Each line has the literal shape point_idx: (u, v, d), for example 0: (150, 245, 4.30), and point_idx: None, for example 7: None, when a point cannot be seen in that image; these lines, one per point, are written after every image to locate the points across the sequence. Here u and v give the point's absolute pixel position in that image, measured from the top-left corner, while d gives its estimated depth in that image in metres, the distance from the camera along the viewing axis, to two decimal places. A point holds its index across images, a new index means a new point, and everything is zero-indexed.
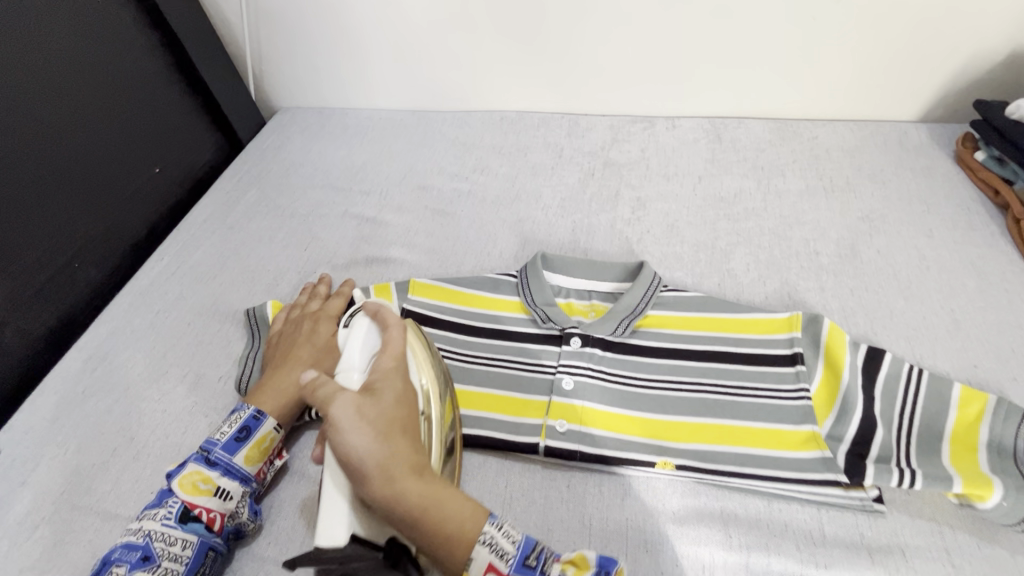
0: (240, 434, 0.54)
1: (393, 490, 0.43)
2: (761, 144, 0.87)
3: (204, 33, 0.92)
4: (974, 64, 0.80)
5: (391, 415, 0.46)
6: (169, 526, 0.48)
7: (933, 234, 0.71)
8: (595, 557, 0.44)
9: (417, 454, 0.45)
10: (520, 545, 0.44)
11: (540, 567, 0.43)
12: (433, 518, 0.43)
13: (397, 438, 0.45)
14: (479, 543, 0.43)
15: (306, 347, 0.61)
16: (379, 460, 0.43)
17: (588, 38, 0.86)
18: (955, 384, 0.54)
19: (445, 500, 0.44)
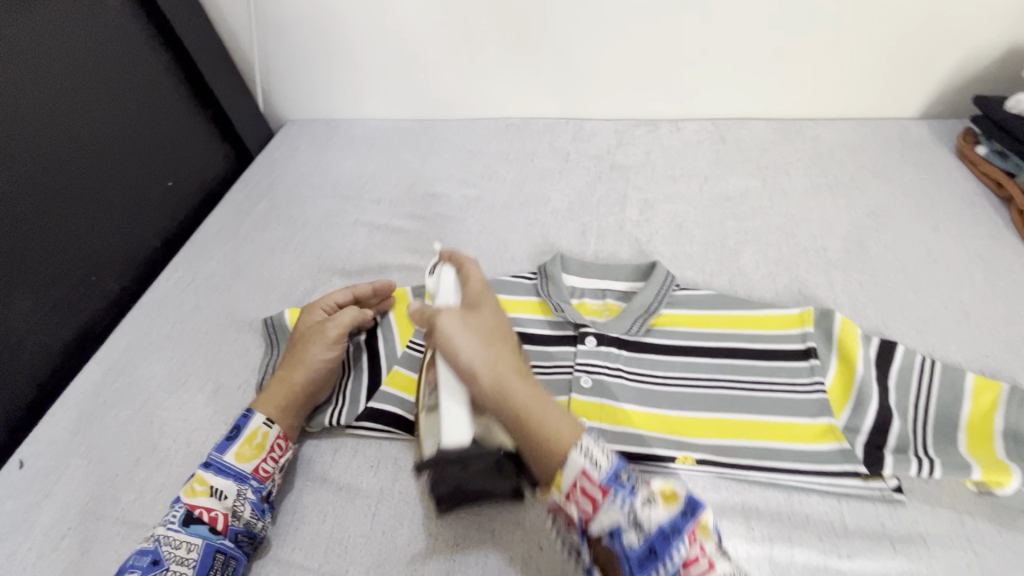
0: (232, 434, 0.56)
1: (503, 387, 0.47)
2: (764, 144, 0.88)
3: (214, 49, 0.93)
4: (972, 60, 0.81)
5: (490, 326, 0.52)
6: (173, 530, 0.50)
7: (938, 227, 0.72)
8: (685, 495, 0.41)
9: (517, 366, 0.50)
10: (611, 465, 0.43)
11: (631, 486, 0.42)
12: (536, 421, 0.45)
13: (496, 348, 0.50)
14: (575, 450, 0.43)
15: (298, 343, 0.62)
16: (491, 365, 0.48)
17: (591, 44, 0.88)
18: (967, 373, 0.55)
19: (540, 399, 0.47)
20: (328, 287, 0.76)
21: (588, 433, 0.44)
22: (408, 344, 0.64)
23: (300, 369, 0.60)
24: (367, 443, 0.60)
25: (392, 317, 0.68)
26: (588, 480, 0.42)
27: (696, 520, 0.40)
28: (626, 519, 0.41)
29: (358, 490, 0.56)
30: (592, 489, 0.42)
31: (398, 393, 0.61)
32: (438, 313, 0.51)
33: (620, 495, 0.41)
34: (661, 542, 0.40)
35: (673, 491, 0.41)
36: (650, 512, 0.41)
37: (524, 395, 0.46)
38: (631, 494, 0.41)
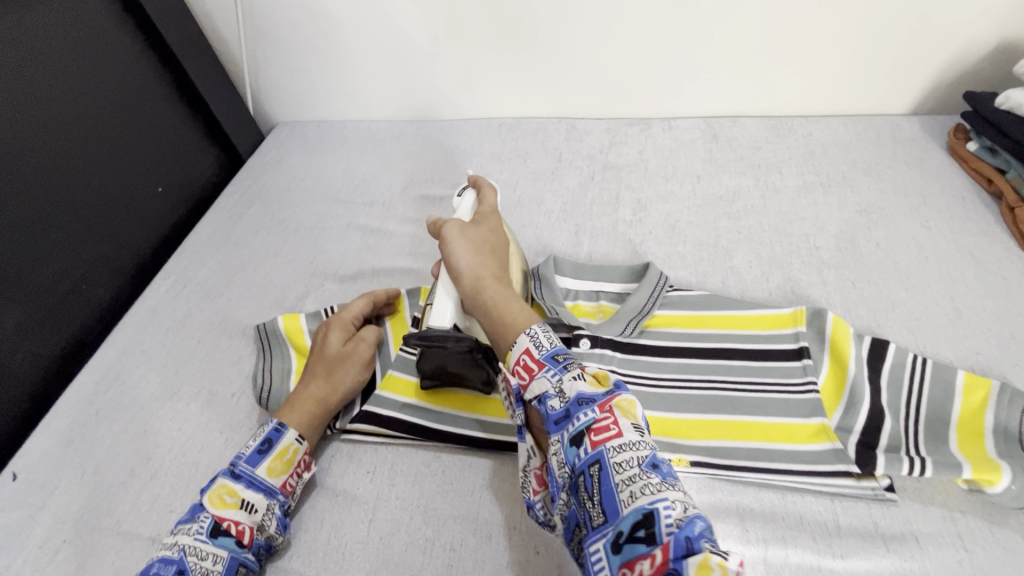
0: (262, 446, 0.55)
1: (478, 283, 0.57)
2: (756, 142, 0.88)
3: (202, 51, 0.92)
4: (962, 56, 0.81)
5: (485, 239, 0.61)
6: (200, 540, 0.49)
7: (930, 224, 0.73)
8: (613, 379, 0.47)
9: (500, 271, 0.59)
10: (553, 346, 0.50)
11: (565, 364, 0.48)
12: (497, 309, 0.55)
13: (485, 254, 0.59)
14: (527, 335, 0.51)
15: (321, 356, 0.62)
16: (471, 269, 0.57)
17: (582, 42, 0.87)
18: (959, 371, 0.55)
19: (507, 299, 0.55)
20: (321, 291, 0.76)
21: (540, 325, 0.52)
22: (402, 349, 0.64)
23: (329, 384, 0.60)
24: (363, 449, 0.60)
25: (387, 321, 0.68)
26: (529, 356, 0.49)
27: (613, 395, 0.45)
28: (553, 387, 0.47)
29: (355, 496, 0.56)
30: (527, 360, 0.49)
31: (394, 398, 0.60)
32: (443, 224, 0.62)
33: (553, 369, 0.48)
34: (576, 405, 0.45)
35: (602, 376, 0.48)
36: (575, 383, 0.46)
37: (494, 291, 0.56)
38: (561, 370, 0.48)
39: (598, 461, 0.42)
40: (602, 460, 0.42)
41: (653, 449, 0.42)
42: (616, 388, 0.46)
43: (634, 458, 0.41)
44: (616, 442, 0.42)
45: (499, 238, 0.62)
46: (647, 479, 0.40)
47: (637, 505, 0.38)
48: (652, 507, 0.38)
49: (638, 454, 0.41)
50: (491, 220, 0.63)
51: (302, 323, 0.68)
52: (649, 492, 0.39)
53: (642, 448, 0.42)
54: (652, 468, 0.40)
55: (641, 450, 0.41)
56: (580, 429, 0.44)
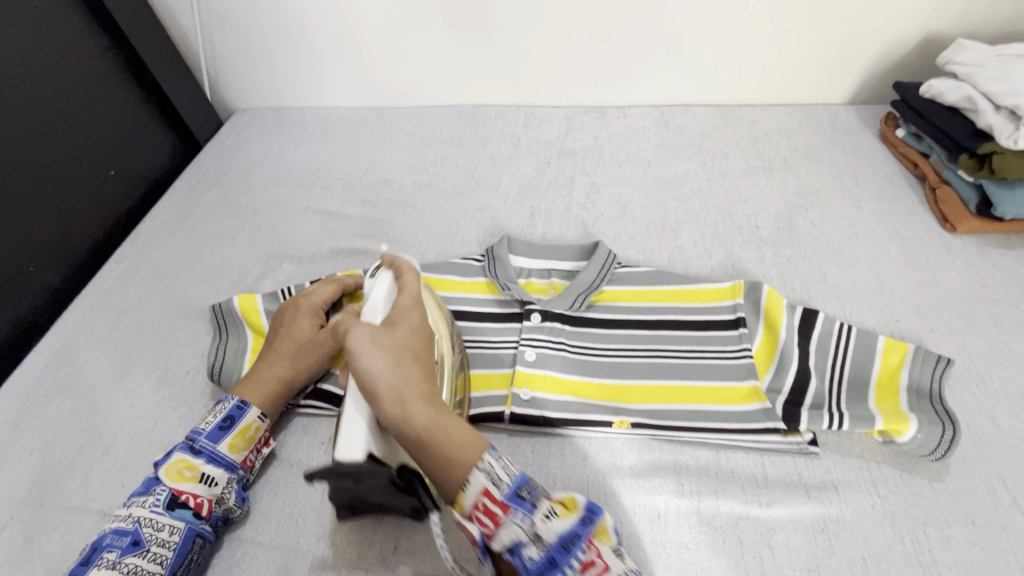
0: (223, 423, 0.55)
1: (403, 411, 0.45)
2: (705, 129, 0.92)
3: (156, 34, 0.91)
4: (892, 48, 0.86)
5: (406, 345, 0.49)
6: (156, 512, 0.50)
7: (861, 205, 0.78)
8: (584, 503, 0.44)
9: (428, 387, 0.47)
10: (515, 476, 0.44)
11: (533, 502, 0.43)
12: (438, 438, 0.44)
13: (408, 365, 0.47)
14: (479, 475, 0.43)
15: (288, 337, 0.61)
16: (395, 387, 0.46)
17: (538, 30, 0.89)
18: (879, 336, 0.60)
19: (444, 418, 0.45)
20: (279, 273, 0.76)
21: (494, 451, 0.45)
22: None
23: (295, 365, 0.59)
24: (318, 421, 0.61)
25: None
26: (490, 499, 0.42)
27: (595, 521, 0.43)
28: (528, 535, 0.42)
29: (308, 466, 0.57)
30: (490, 506, 0.42)
31: None
32: (350, 333, 0.49)
33: (520, 510, 0.42)
34: (561, 552, 0.41)
35: (573, 502, 0.44)
36: (549, 524, 0.42)
37: (428, 407, 0.45)
38: (530, 510, 0.42)
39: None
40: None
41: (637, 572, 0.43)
42: (593, 510, 0.44)
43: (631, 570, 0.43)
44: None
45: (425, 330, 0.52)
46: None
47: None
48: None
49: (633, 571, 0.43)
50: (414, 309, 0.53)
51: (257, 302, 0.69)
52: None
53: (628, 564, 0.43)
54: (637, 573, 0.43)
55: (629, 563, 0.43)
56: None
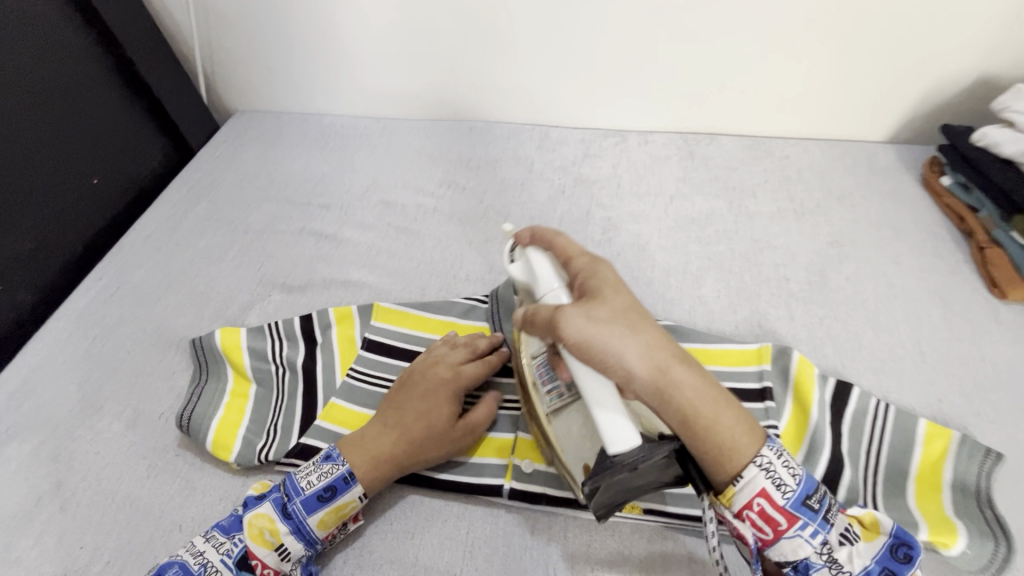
0: (325, 492, 0.49)
1: (669, 389, 0.41)
2: (732, 163, 0.85)
3: (149, 33, 0.85)
4: (940, 87, 0.80)
5: (622, 309, 0.43)
6: (225, 567, 0.46)
7: (900, 260, 0.72)
8: (891, 527, 0.43)
9: (676, 347, 0.43)
10: (803, 477, 0.42)
11: (826, 518, 0.42)
12: (711, 414, 0.41)
13: (643, 330, 0.42)
14: (762, 473, 0.41)
15: (423, 413, 0.53)
16: (654, 363, 0.41)
17: (559, 47, 0.83)
18: (920, 420, 0.54)
19: (707, 385, 0.42)
20: (267, 303, 0.71)
21: (772, 445, 0.43)
22: (348, 375, 0.61)
23: (415, 451, 0.52)
24: None
25: (334, 339, 0.64)
26: (768, 501, 0.41)
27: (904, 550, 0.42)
28: (820, 555, 0.41)
29: None
30: (773, 513, 0.41)
31: (334, 428, 0.57)
32: (556, 312, 0.42)
33: (810, 523, 0.41)
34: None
35: (878, 524, 0.44)
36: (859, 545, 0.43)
37: (702, 382, 0.42)
38: (824, 527, 0.42)
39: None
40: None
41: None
42: (903, 537, 0.43)
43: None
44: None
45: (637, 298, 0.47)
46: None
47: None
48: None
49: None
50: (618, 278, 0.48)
51: (242, 340, 0.63)
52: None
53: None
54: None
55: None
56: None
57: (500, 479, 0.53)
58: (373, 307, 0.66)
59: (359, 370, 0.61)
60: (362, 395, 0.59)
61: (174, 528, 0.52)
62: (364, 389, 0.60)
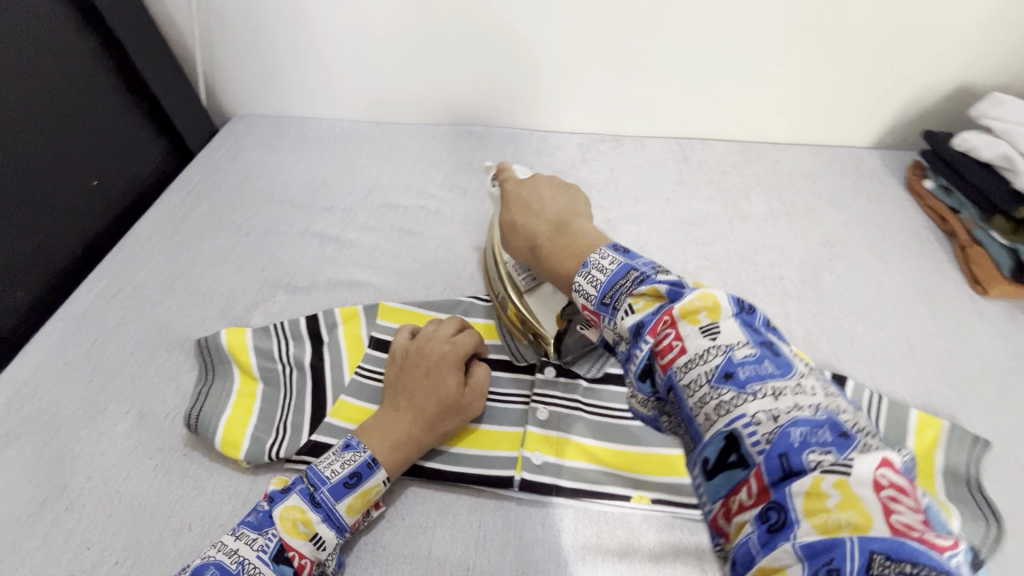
0: (350, 479, 0.49)
1: (532, 255, 0.59)
2: (726, 167, 0.88)
3: (150, 37, 0.85)
4: (921, 96, 0.84)
5: (509, 225, 0.63)
6: (263, 561, 0.45)
7: (888, 259, 0.74)
8: (665, 292, 0.41)
9: (539, 230, 0.59)
10: (615, 270, 0.47)
11: (614, 305, 0.45)
12: (566, 255, 0.54)
13: (515, 237, 0.62)
14: (575, 291, 0.49)
15: (433, 396, 0.53)
16: (523, 250, 0.61)
17: (559, 55, 0.85)
18: (912, 410, 0.57)
19: (561, 239, 0.56)
20: (272, 303, 0.71)
21: (584, 267, 0.49)
22: (356, 372, 0.62)
23: (432, 431, 0.53)
24: None
25: (341, 337, 0.65)
26: (586, 309, 0.48)
27: (672, 308, 0.39)
28: (614, 334, 0.44)
29: None
30: (589, 314, 0.47)
31: (345, 425, 0.58)
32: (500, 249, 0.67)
33: (607, 316, 0.45)
34: (635, 340, 0.41)
35: (657, 294, 0.42)
36: (625, 318, 0.43)
37: (552, 243, 0.56)
38: (614, 314, 0.45)
39: (673, 387, 0.38)
40: (676, 387, 0.37)
41: (729, 354, 0.36)
42: (672, 300, 0.40)
43: (704, 375, 0.35)
44: (683, 361, 0.37)
45: (544, 197, 0.63)
46: (720, 395, 0.35)
47: (718, 429, 0.34)
48: (731, 427, 0.33)
49: (709, 367, 0.36)
50: (531, 186, 0.65)
51: (247, 339, 0.63)
52: (725, 410, 0.34)
53: (712, 359, 0.36)
54: (722, 381, 0.35)
55: (712, 359, 0.36)
56: (647, 361, 0.40)
57: (510, 470, 0.54)
58: (379, 306, 0.67)
59: (368, 368, 0.62)
60: (371, 392, 0.60)
61: (183, 527, 0.52)
62: (373, 385, 0.61)
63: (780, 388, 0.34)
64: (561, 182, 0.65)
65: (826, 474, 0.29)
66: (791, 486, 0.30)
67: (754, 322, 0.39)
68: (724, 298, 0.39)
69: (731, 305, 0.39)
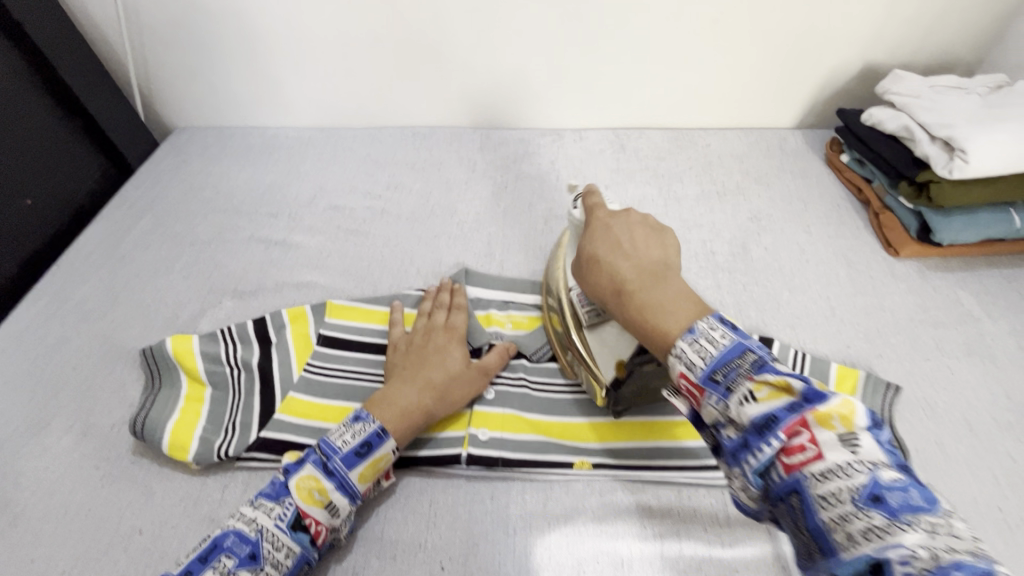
0: (361, 448, 0.51)
1: (623, 299, 0.47)
2: (660, 153, 0.92)
3: (79, 53, 0.84)
4: (833, 78, 0.90)
5: (603, 261, 0.50)
6: (280, 529, 0.47)
7: (810, 229, 0.79)
8: (802, 389, 0.36)
9: (632, 276, 0.48)
10: (730, 346, 0.40)
11: (727, 386, 0.38)
12: (655, 313, 0.45)
13: (609, 284, 0.49)
14: (673, 356, 0.42)
15: (440, 369, 0.57)
16: (609, 294, 0.49)
17: (494, 55, 0.88)
18: (832, 364, 0.61)
19: (651, 299, 0.46)
20: (218, 309, 0.71)
21: (689, 334, 0.42)
22: (305, 369, 0.62)
23: (439, 399, 0.56)
24: (257, 474, 0.57)
25: (290, 335, 0.66)
26: (687, 381, 0.41)
27: (808, 410, 0.35)
28: (721, 418, 0.39)
29: (216, 519, 0.53)
30: (688, 386, 0.41)
31: (294, 420, 0.58)
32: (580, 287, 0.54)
33: (715, 394, 0.39)
34: (754, 434, 0.36)
35: (787, 385, 0.36)
36: (744, 407, 0.37)
37: (645, 296, 0.46)
38: (724, 395, 0.38)
39: (799, 490, 0.34)
40: (805, 490, 0.34)
41: (875, 473, 0.32)
42: (812, 399, 0.35)
43: (846, 491, 0.32)
44: (820, 469, 0.33)
45: (642, 237, 0.51)
46: (868, 519, 0.31)
47: (863, 553, 0.30)
48: (882, 554, 0.29)
49: (852, 484, 0.32)
50: (622, 222, 0.53)
51: (192, 344, 0.63)
52: (877, 537, 0.30)
53: (857, 476, 0.32)
54: (869, 502, 0.31)
55: (857, 476, 0.32)
56: (769, 459, 0.36)
57: (457, 447, 0.56)
58: (327, 304, 0.68)
59: (317, 364, 0.63)
60: (319, 387, 0.61)
61: (133, 533, 0.52)
62: (322, 380, 0.62)
63: (936, 524, 0.30)
64: (657, 224, 0.53)
65: (943, 554, 0.29)
66: (901, 522, 0.30)
67: (885, 439, 0.35)
68: (862, 409, 0.35)
69: (869, 420, 0.35)
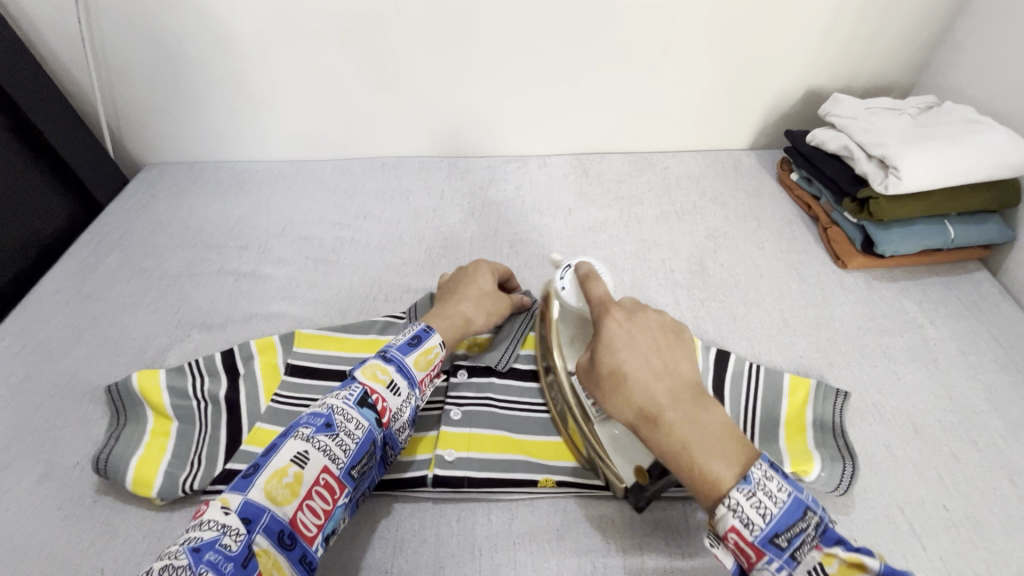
0: (412, 340, 0.55)
1: (656, 425, 0.45)
2: (621, 176, 0.96)
3: (48, 96, 0.86)
4: (779, 102, 0.95)
5: (627, 362, 0.49)
6: (349, 404, 0.47)
7: (764, 245, 0.83)
8: (878, 568, 0.37)
9: (663, 400, 0.46)
10: (789, 503, 0.39)
11: (792, 554, 0.39)
12: (695, 444, 0.43)
13: (631, 386, 0.47)
14: (726, 508, 0.40)
15: (475, 289, 0.64)
16: (632, 405, 0.47)
17: (457, 88, 0.91)
18: (785, 374, 0.63)
19: (688, 431, 0.44)
20: (186, 343, 0.72)
21: (745, 483, 0.40)
22: (273, 400, 0.63)
23: (478, 311, 0.62)
24: None
25: (256, 364, 0.66)
26: (742, 538, 0.40)
27: None
28: None
29: None
30: (741, 545, 0.40)
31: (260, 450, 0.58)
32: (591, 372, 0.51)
33: (776, 559, 0.39)
34: None
35: (860, 563, 0.37)
36: None
37: (681, 427, 0.44)
38: (789, 562, 0.39)
39: None
40: None
41: None
42: None
43: None
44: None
45: (659, 347, 0.49)
46: None
47: None
48: None
49: None
50: (641, 332, 0.50)
51: (158, 378, 0.64)
52: None
53: None
54: None
55: None
56: None
57: (423, 470, 0.56)
58: (295, 334, 0.68)
59: (284, 394, 0.63)
60: (286, 417, 0.61)
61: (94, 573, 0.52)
62: (289, 410, 0.62)
63: None
64: (675, 326, 0.52)
65: None
66: None
67: None
68: None
69: None
